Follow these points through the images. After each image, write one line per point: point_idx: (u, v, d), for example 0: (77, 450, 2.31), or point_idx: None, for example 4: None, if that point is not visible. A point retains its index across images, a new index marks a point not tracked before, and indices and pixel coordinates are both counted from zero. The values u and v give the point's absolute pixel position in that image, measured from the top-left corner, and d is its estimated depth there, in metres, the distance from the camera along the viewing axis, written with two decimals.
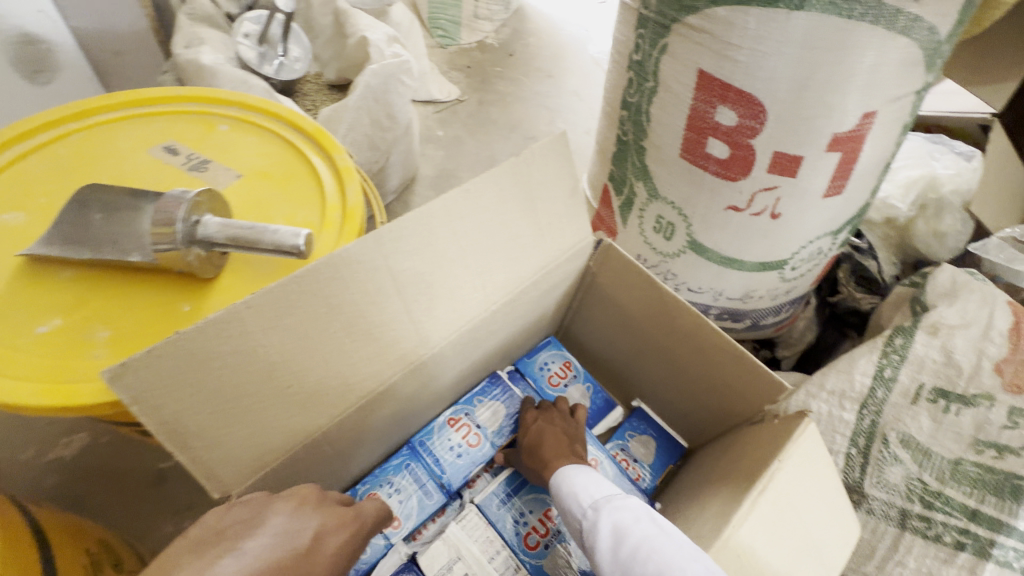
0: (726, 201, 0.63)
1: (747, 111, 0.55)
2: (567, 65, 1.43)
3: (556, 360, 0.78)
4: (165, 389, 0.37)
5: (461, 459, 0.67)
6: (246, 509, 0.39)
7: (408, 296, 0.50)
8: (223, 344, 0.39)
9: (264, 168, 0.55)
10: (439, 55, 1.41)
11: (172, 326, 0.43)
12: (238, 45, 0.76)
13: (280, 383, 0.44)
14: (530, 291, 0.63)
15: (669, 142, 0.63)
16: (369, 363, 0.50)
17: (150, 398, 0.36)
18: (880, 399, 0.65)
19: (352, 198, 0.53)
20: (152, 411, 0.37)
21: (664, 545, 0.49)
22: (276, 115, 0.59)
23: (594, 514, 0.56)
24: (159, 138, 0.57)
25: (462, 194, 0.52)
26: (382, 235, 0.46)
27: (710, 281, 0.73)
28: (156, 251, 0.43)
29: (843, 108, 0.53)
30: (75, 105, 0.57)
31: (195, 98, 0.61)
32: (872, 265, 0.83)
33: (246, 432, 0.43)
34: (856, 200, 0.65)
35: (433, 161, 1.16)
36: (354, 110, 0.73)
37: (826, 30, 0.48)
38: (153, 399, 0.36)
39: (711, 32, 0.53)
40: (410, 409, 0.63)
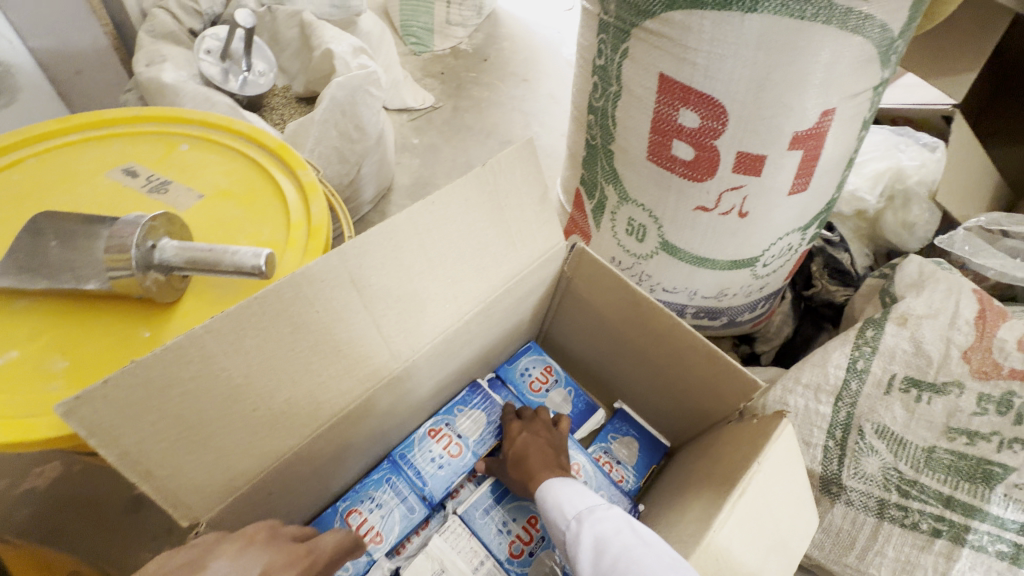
0: (695, 201, 0.63)
1: (709, 113, 0.55)
2: (542, 69, 1.44)
3: (536, 365, 0.78)
4: (122, 420, 0.36)
5: (442, 470, 0.66)
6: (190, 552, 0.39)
7: (376, 311, 0.50)
8: (183, 371, 0.38)
9: (227, 187, 0.55)
10: (413, 62, 1.40)
11: (134, 354, 0.43)
12: (200, 62, 0.75)
13: (246, 406, 0.43)
14: (504, 299, 0.63)
15: (636, 145, 0.63)
16: (339, 381, 0.49)
17: (108, 429, 0.36)
18: (855, 391, 0.66)
19: (317, 214, 0.53)
20: (110, 442, 0.36)
21: (645, 557, 0.49)
22: (238, 132, 0.59)
23: (577, 527, 0.56)
24: (117, 160, 0.56)
25: (429, 206, 0.51)
26: (345, 251, 0.46)
27: (684, 280, 0.73)
28: (111, 278, 0.42)
29: (802, 107, 0.54)
30: (28, 129, 0.56)
31: (154, 118, 0.60)
32: (844, 258, 0.84)
33: (212, 458, 0.43)
34: (822, 195, 0.66)
35: (409, 169, 1.16)
36: (320, 124, 0.73)
37: (779, 31, 0.49)
38: (109, 430, 0.36)
39: (668, 36, 0.53)
40: (388, 423, 0.63)
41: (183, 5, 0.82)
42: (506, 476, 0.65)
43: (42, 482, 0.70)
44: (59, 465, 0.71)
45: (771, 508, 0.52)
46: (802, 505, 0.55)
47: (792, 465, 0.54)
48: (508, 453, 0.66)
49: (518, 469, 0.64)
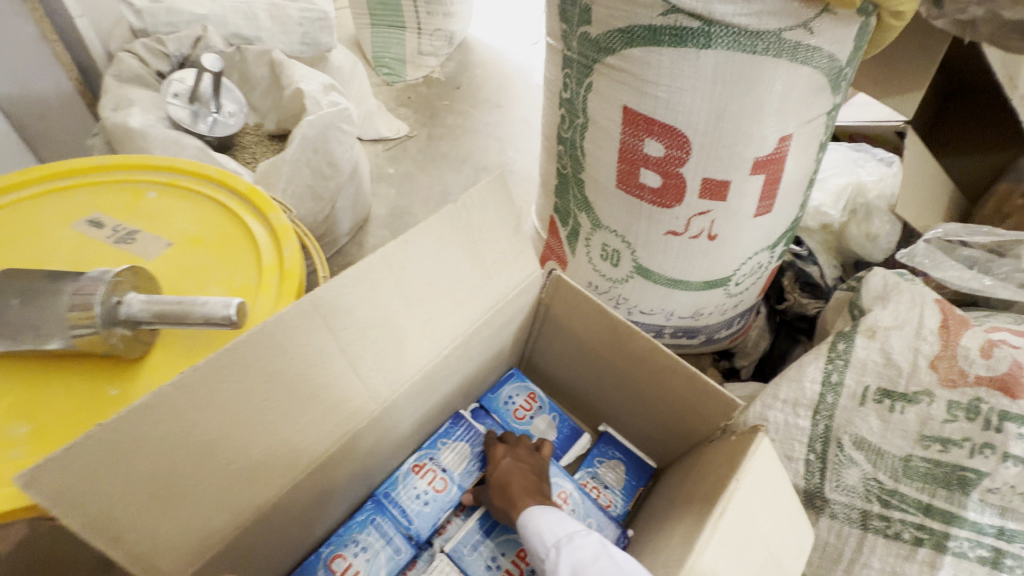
0: (665, 226, 0.65)
1: (672, 142, 0.57)
2: (514, 94, 1.46)
3: (520, 393, 0.78)
4: (89, 487, 0.35)
5: (428, 506, 0.65)
6: None
7: (352, 353, 0.49)
8: (152, 430, 0.37)
9: (197, 233, 0.54)
10: (386, 93, 1.42)
11: (102, 415, 0.42)
12: (168, 106, 0.76)
13: (220, 461, 0.42)
14: (482, 330, 0.63)
15: (605, 174, 0.64)
16: (316, 427, 0.48)
17: (74, 496, 0.34)
18: (831, 404, 0.67)
19: (289, 257, 0.53)
20: (76, 510, 0.35)
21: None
22: (208, 177, 0.58)
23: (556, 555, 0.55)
24: (82, 211, 0.55)
25: (402, 244, 0.51)
26: (319, 295, 0.45)
27: (660, 302, 0.75)
28: (75, 336, 0.41)
29: (761, 134, 0.56)
30: None
31: (120, 166, 0.59)
32: (814, 271, 0.87)
33: (185, 517, 0.41)
34: (786, 215, 0.68)
35: (386, 199, 1.16)
36: (292, 162, 0.73)
37: (732, 65, 0.51)
38: (75, 499, 0.34)
39: (629, 71, 0.55)
40: (370, 463, 0.62)
41: (150, 48, 0.83)
42: (490, 502, 0.65)
43: None
44: None
45: (754, 526, 0.52)
46: (790, 523, 0.55)
47: (774, 478, 0.54)
48: (491, 478, 0.65)
49: (501, 494, 0.63)
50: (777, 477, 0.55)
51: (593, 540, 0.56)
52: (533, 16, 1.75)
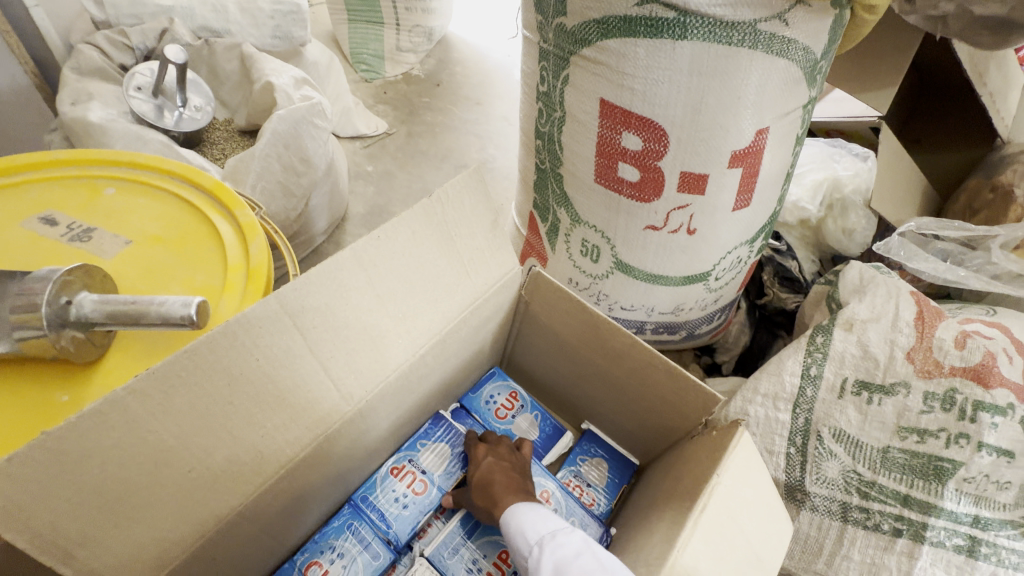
0: (644, 221, 0.64)
1: (650, 135, 0.57)
2: (494, 92, 1.45)
3: (501, 392, 0.76)
4: (32, 501, 0.33)
5: (406, 509, 0.64)
6: None
7: (322, 354, 0.47)
8: (102, 438, 0.35)
9: (158, 232, 0.52)
10: (365, 89, 1.39)
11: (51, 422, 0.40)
12: (131, 99, 0.73)
13: (180, 469, 0.40)
14: (460, 329, 0.62)
15: (583, 168, 0.64)
16: (285, 431, 0.47)
17: (16, 511, 0.32)
18: (811, 397, 0.67)
19: (256, 254, 0.51)
20: (19, 525, 0.33)
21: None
22: (171, 173, 0.56)
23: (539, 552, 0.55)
24: (33, 209, 0.52)
25: (374, 240, 0.50)
26: (285, 293, 0.43)
27: (641, 298, 0.74)
28: (19, 339, 0.39)
29: (737, 127, 0.56)
30: None
31: (75, 160, 0.56)
32: (792, 266, 0.87)
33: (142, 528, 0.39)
34: (764, 209, 0.68)
35: (364, 197, 1.14)
36: (260, 158, 0.71)
37: (708, 57, 0.51)
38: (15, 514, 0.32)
39: (605, 63, 0.55)
40: (345, 466, 0.60)
41: (112, 40, 0.79)
42: (469, 501, 0.63)
43: None
44: None
45: (739, 520, 0.52)
46: (772, 516, 0.55)
47: (754, 472, 0.54)
48: (474, 475, 0.64)
49: (483, 491, 0.62)
50: (756, 474, 0.54)
51: (576, 537, 0.56)
52: (513, 14, 1.74)
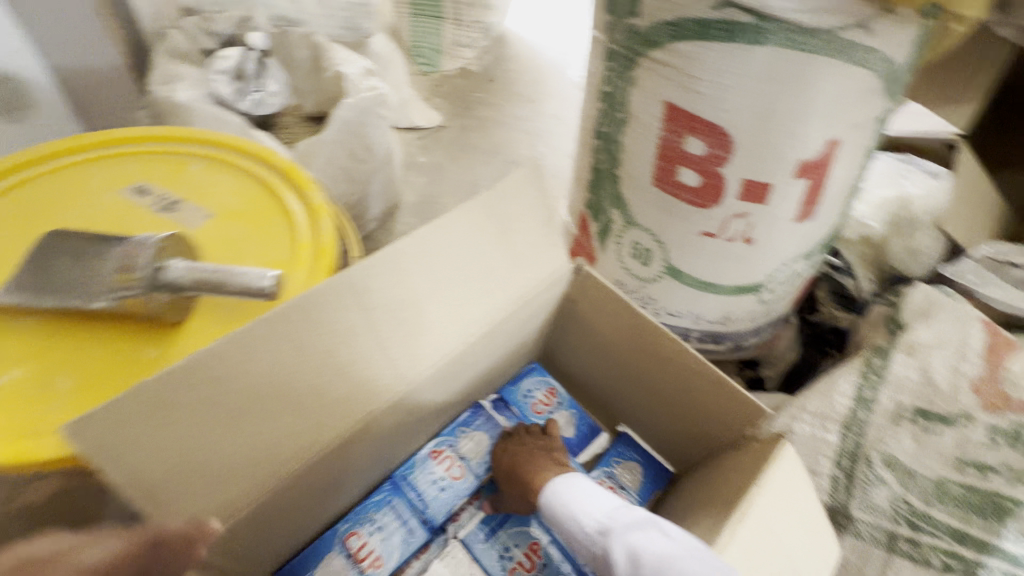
0: (700, 226, 0.63)
1: (714, 141, 0.56)
2: (547, 90, 1.46)
3: (540, 388, 0.77)
4: (128, 442, 0.37)
5: (444, 492, 0.66)
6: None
7: (379, 335, 0.49)
8: (188, 390, 0.39)
9: (237, 207, 0.55)
10: (421, 82, 1.43)
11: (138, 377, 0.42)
12: (212, 82, 0.78)
13: (249, 429, 0.42)
14: (509, 322, 0.63)
15: (641, 170, 0.63)
16: (345, 407, 0.48)
17: (114, 446, 0.36)
18: (862, 420, 0.64)
19: (325, 234, 0.53)
20: (115, 460, 0.36)
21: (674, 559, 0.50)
22: (250, 152, 0.59)
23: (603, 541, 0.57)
24: (130, 179, 0.56)
25: (434, 229, 0.52)
26: (351, 272, 0.46)
27: (688, 304, 0.73)
28: (118, 297, 0.42)
29: (807, 137, 0.54)
30: (44, 149, 0.57)
31: (167, 137, 0.60)
32: (850, 283, 0.84)
33: (214, 482, 0.42)
34: (826, 222, 0.66)
35: (415, 187, 1.17)
36: (329, 144, 0.74)
37: (783, 63, 0.50)
38: (114, 453, 0.36)
39: (674, 65, 0.54)
40: (389, 444, 0.62)
41: (199, 25, 0.85)
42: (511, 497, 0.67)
43: None
44: None
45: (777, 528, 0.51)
46: (813, 535, 0.54)
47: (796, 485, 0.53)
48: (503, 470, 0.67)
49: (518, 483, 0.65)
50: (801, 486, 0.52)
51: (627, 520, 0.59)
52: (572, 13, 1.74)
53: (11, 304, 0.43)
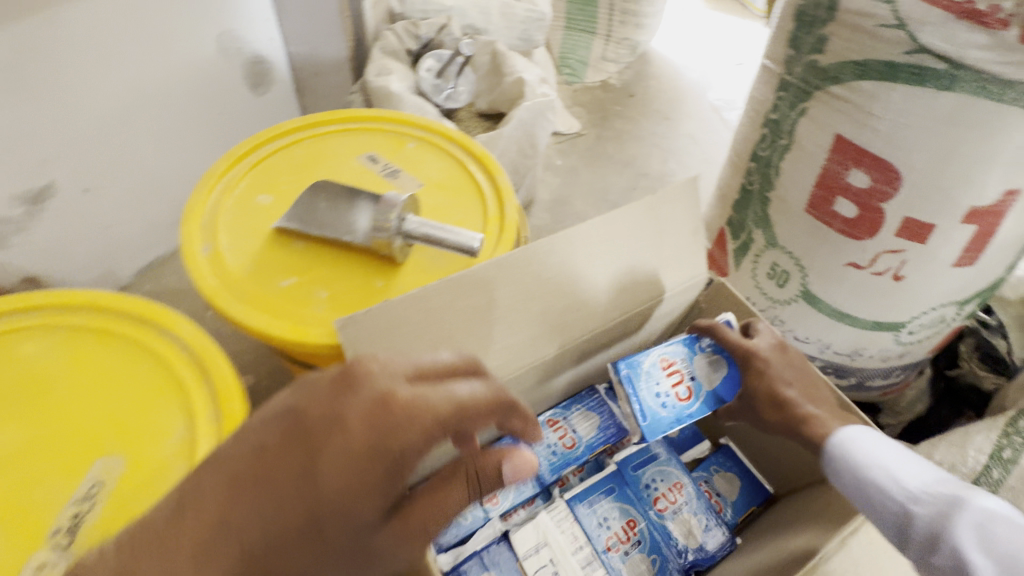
0: (848, 257, 0.66)
1: (881, 176, 0.59)
2: (685, 110, 1.55)
3: (663, 480, 0.73)
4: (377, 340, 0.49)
5: (665, 409, 0.61)
6: (289, 539, 0.33)
7: (547, 300, 0.58)
8: (415, 314, 0.51)
9: (440, 180, 0.67)
10: (565, 92, 1.55)
11: (374, 297, 0.54)
12: (420, 76, 0.93)
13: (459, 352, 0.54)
14: (645, 318, 0.68)
15: (795, 196, 0.68)
16: (498, 356, 0.56)
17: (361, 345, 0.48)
18: (996, 480, 0.62)
19: (510, 212, 0.64)
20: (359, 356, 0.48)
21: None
22: (452, 138, 0.72)
23: (941, 511, 0.49)
24: (365, 149, 0.70)
25: (603, 222, 0.60)
26: (536, 249, 0.56)
27: (820, 332, 0.76)
28: (372, 237, 0.55)
29: (984, 183, 0.55)
30: (302, 121, 0.71)
31: (392, 118, 0.74)
32: (1001, 345, 0.81)
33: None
34: (987, 273, 0.65)
35: (551, 187, 1.28)
36: (507, 138, 0.85)
37: (972, 110, 0.52)
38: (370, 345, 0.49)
39: (854, 102, 0.58)
40: (523, 403, 0.70)
41: (407, 30, 0.99)
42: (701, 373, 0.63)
43: None
44: (252, 380, 0.88)
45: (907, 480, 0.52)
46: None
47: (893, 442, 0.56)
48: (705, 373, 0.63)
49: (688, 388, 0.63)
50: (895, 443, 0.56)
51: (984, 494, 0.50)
52: (732, 42, 1.78)
53: (297, 231, 0.57)
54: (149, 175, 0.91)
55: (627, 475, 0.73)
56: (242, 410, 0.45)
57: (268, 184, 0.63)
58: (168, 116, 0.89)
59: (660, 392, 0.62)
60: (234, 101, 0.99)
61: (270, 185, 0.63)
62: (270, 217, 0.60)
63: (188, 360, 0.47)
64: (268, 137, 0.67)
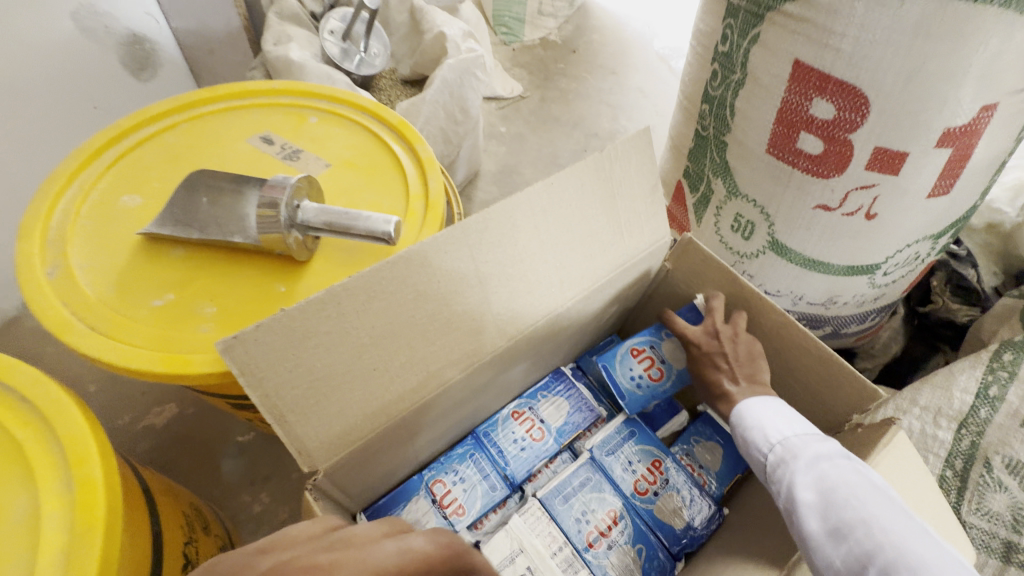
0: (816, 199, 0.60)
1: (847, 103, 0.52)
2: (631, 62, 1.46)
3: (642, 461, 0.66)
4: (275, 362, 0.39)
5: (640, 390, 0.63)
6: None
7: (488, 284, 0.49)
8: (322, 323, 0.41)
9: (350, 158, 0.57)
10: (503, 53, 1.44)
11: (274, 305, 0.44)
12: (324, 42, 0.80)
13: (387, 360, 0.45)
14: (604, 290, 0.60)
15: (755, 137, 0.61)
16: (439, 357, 0.48)
17: (255, 369, 0.38)
18: (983, 419, 0.59)
19: (434, 187, 0.55)
20: (257, 383, 0.39)
21: (911, 536, 0.39)
22: (362, 107, 0.61)
23: (788, 458, 0.50)
24: (257, 128, 0.58)
25: (546, 187, 0.50)
26: (468, 224, 0.46)
27: (791, 283, 0.71)
28: (261, 233, 0.45)
29: (958, 101, 0.49)
30: (176, 100, 0.59)
31: (288, 90, 0.62)
32: (971, 274, 0.78)
33: (330, 415, 0.44)
34: (960, 202, 0.60)
35: (496, 156, 1.18)
36: (431, 104, 0.74)
37: (944, 15, 0.44)
38: (271, 370, 0.39)
39: (811, 20, 0.50)
40: (479, 400, 0.63)
41: None
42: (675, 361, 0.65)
43: (161, 421, 0.76)
44: (176, 409, 0.77)
45: (773, 431, 0.53)
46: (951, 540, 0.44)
47: (782, 404, 0.56)
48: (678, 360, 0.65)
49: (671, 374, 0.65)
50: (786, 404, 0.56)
51: (836, 442, 0.48)
52: None
53: (170, 235, 0.47)
54: (15, 187, 0.77)
55: (602, 461, 0.66)
56: (106, 474, 0.36)
57: (135, 182, 0.52)
58: (26, 114, 0.75)
59: (634, 375, 0.64)
60: (112, 91, 0.85)
61: (137, 183, 0.51)
62: (138, 222, 0.49)
63: (28, 415, 0.37)
64: (132, 125, 0.55)
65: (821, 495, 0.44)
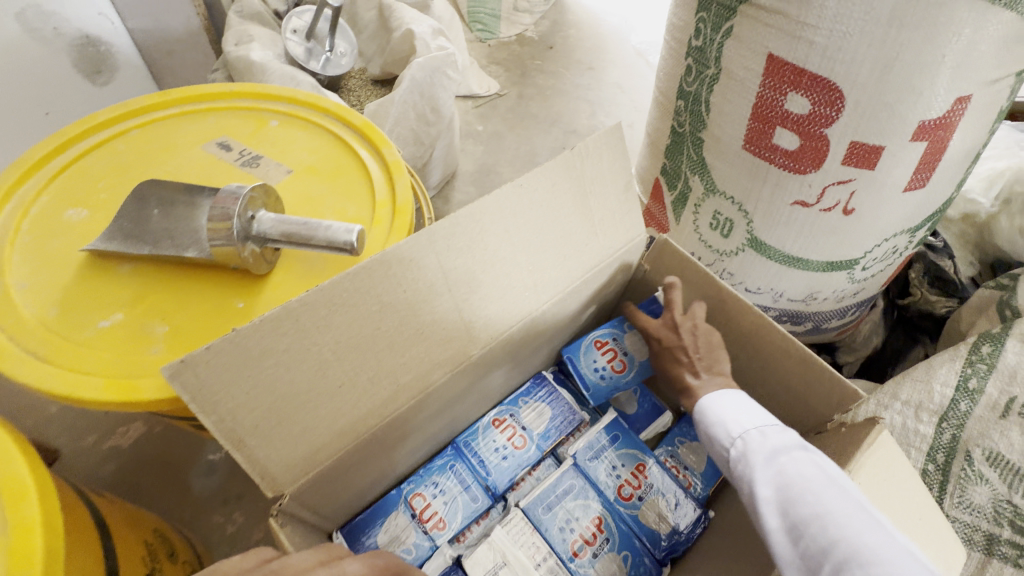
0: (793, 195, 0.59)
1: (822, 97, 0.51)
2: (608, 57, 1.45)
3: (625, 465, 0.64)
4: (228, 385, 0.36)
5: (604, 382, 0.64)
6: None
7: (458, 292, 0.47)
8: (280, 340, 0.38)
9: (312, 163, 0.55)
10: (479, 50, 1.41)
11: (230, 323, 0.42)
12: (287, 41, 0.77)
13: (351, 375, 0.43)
14: (581, 293, 0.59)
15: (731, 132, 0.59)
16: (410, 370, 0.46)
17: (207, 394, 0.36)
18: (963, 412, 0.59)
19: (401, 192, 0.52)
20: (209, 409, 0.36)
21: (866, 531, 0.38)
22: (325, 109, 0.59)
23: (747, 453, 0.49)
24: (213, 134, 0.56)
25: (516, 188, 0.48)
26: (435, 231, 0.44)
27: (771, 279, 0.70)
28: (213, 247, 0.42)
29: (932, 92, 0.48)
30: (126, 105, 0.56)
31: (246, 93, 0.59)
32: (948, 266, 0.78)
33: (293, 437, 0.41)
34: (936, 194, 0.60)
35: (473, 156, 1.16)
36: (400, 104, 0.72)
37: (917, 5, 0.44)
38: (224, 393, 0.37)
39: (784, 13, 0.49)
40: (457, 410, 0.61)
41: None
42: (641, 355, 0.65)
43: (127, 441, 0.73)
44: (142, 427, 0.74)
45: (734, 424, 0.52)
46: (932, 544, 0.43)
47: (744, 397, 0.55)
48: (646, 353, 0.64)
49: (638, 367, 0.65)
50: (747, 397, 0.55)
51: (794, 436, 0.48)
52: None
53: (116, 251, 0.44)
54: None
55: (585, 466, 0.65)
56: (44, 514, 0.33)
57: (80, 194, 0.48)
58: None
59: (598, 368, 0.64)
60: (64, 96, 0.81)
61: (82, 195, 0.48)
62: (83, 236, 0.46)
63: None
64: (77, 132, 0.52)
65: (780, 492, 0.43)
